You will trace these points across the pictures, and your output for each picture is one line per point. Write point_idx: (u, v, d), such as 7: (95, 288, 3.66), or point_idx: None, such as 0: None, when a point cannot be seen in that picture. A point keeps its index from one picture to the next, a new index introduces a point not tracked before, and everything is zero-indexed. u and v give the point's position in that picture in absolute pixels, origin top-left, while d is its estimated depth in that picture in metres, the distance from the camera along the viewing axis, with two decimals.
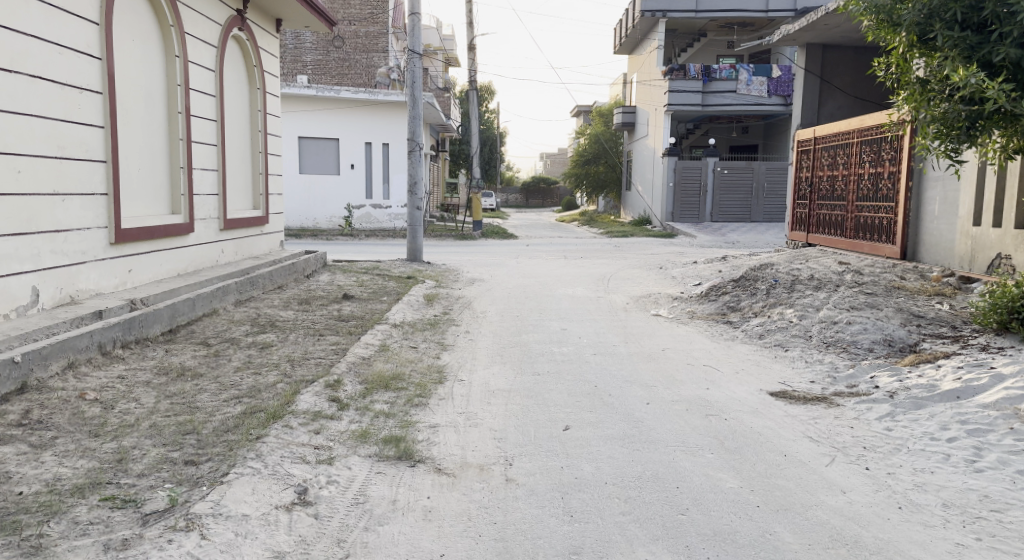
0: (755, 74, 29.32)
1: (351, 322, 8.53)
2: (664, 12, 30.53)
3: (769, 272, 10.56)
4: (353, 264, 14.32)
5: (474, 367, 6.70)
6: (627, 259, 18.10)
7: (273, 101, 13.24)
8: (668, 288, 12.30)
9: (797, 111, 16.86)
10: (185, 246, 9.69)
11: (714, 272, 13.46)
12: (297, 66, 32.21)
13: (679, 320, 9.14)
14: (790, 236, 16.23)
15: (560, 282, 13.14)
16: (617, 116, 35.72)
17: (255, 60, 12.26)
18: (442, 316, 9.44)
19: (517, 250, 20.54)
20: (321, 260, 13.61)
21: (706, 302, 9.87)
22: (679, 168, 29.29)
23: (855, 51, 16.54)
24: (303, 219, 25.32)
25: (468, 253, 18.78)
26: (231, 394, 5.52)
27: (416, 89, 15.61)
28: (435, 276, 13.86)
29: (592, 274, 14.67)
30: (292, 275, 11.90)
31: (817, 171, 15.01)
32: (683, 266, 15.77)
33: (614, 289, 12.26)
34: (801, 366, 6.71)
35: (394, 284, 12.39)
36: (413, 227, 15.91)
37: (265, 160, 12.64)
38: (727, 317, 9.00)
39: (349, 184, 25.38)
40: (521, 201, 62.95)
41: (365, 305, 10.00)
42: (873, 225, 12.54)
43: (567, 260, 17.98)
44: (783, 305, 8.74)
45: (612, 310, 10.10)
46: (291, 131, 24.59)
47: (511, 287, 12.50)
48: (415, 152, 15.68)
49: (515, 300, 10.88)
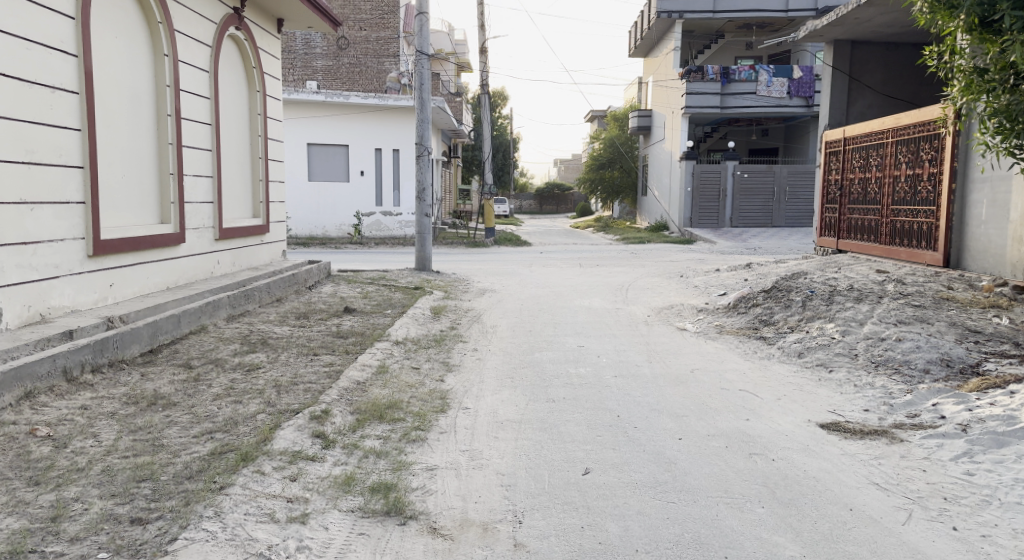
0: (775, 75, 28.56)
1: (349, 340, 7.86)
2: (680, 13, 29.77)
3: (803, 282, 9.82)
4: (358, 274, 13.68)
5: (481, 392, 6.01)
6: (645, 266, 17.36)
7: (273, 104, 12.61)
8: (691, 299, 11.55)
9: (824, 110, 16.09)
10: (175, 258, 9.06)
11: (740, 282, 12.69)
12: (308, 72, 31.78)
13: (707, 336, 8.39)
14: (818, 242, 15.46)
15: (575, 292, 12.44)
16: (632, 120, 35.01)
17: (254, 61, 11.63)
18: (449, 331, 8.75)
19: (530, 258, 19.84)
20: (324, 270, 12.97)
21: (735, 315, 9.13)
22: (697, 171, 28.44)
23: (886, 47, 15.75)
24: (312, 227, 24.74)
25: (480, 261, 18.13)
26: (204, 428, 4.84)
27: (424, 92, 14.97)
28: (444, 287, 13.19)
29: (610, 283, 13.94)
30: (292, 286, 11.27)
31: (848, 174, 14.25)
32: (705, 275, 15.01)
33: (633, 299, 11.54)
34: (850, 392, 5.98)
35: (401, 296, 11.72)
36: (422, 235, 15.26)
37: (264, 166, 12.01)
38: (759, 332, 8.26)
39: (358, 191, 24.75)
40: (534, 207, 62.33)
41: (367, 319, 9.35)
42: (911, 230, 11.78)
43: (583, 268, 17.25)
44: (822, 320, 8.01)
45: (634, 324, 9.38)
46: (298, 138, 24.04)
47: (523, 298, 11.81)
48: (424, 156, 15.03)
49: (527, 313, 10.18)
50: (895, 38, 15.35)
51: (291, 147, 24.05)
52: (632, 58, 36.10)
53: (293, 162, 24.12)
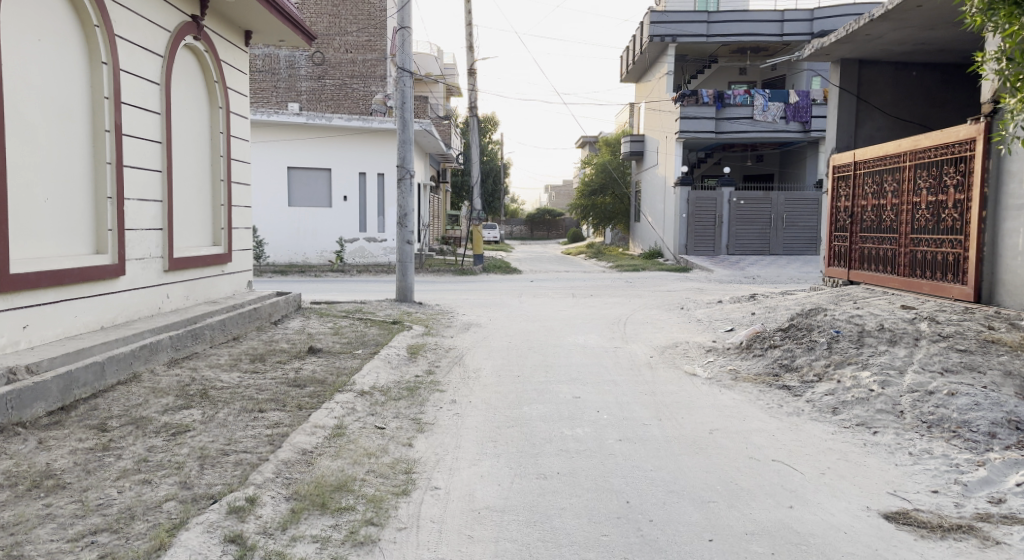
0: (771, 99, 27.78)
1: (306, 389, 6.73)
2: (674, 36, 28.99)
3: (825, 319, 8.77)
4: (332, 307, 12.56)
5: (457, 462, 4.91)
6: (641, 297, 16.31)
7: (239, 122, 11.54)
8: (697, 335, 10.49)
9: (830, 133, 15.11)
10: (114, 293, 7.95)
11: (747, 317, 11.65)
12: (292, 94, 30.71)
13: (721, 383, 7.32)
14: (827, 272, 14.45)
15: (569, 327, 11.37)
16: (625, 145, 34.12)
17: (216, 75, 10.59)
18: (425, 377, 7.60)
19: (521, 287, 18.79)
20: (294, 302, 11.85)
21: (750, 358, 8.06)
22: (693, 197, 27.48)
23: (896, 67, 14.83)
24: (292, 254, 23.50)
25: (467, 291, 17.05)
26: (88, 526, 3.72)
27: (407, 112, 13.95)
28: (425, 321, 12.04)
29: (607, 316, 12.90)
30: (254, 321, 10.15)
31: (858, 200, 13.30)
32: (707, 307, 13.95)
33: (633, 335, 10.50)
34: (906, 463, 4.93)
35: (375, 332, 10.60)
36: (403, 263, 14.17)
37: (226, 189, 10.90)
38: (781, 380, 7.20)
39: (342, 216, 23.68)
40: (525, 233, 61.45)
41: (331, 362, 8.20)
42: (935, 261, 10.80)
43: (576, 298, 16.17)
44: (855, 367, 6.97)
45: (637, 366, 8.31)
46: (279, 161, 23.01)
47: (512, 333, 10.68)
48: (405, 179, 13.98)
49: (516, 353, 9.06)
50: (905, 57, 14.39)
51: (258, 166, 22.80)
52: (624, 83, 35.30)
53: (263, 184, 22.86)
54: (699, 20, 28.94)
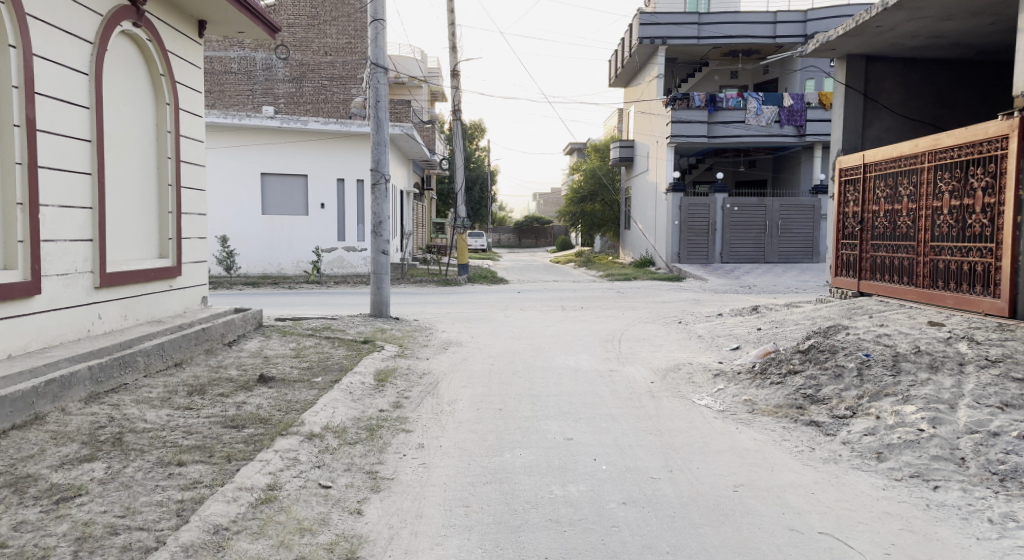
0: (765, 103, 26.87)
1: (243, 434, 5.63)
2: (664, 39, 28.02)
3: (848, 339, 7.73)
4: (298, 324, 11.44)
5: (418, 544, 3.83)
6: (635, 309, 15.27)
7: (191, 121, 10.42)
8: (700, 355, 9.44)
9: (835, 134, 13.93)
10: (27, 314, 6.83)
11: (752, 334, 10.63)
12: (268, 98, 29.54)
13: (737, 418, 6.26)
14: (834, 283, 13.44)
15: (559, 345, 10.31)
16: (614, 151, 33.11)
17: (162, 68, 9.49)
18: (390, 412, 6.49)
19: (507, 299, 17.70)
20: (254, 319, 10.72)
21: (766, 385, 7.00)
22: (685, 204, 26.45)
23: (904, 64, 13.67)
24: (265, 265, 22.33)
25: (449, 304, 15.95)
26: None
27: (381, 111, 12.85)
28: (400, 339, 10.92)
29: (599, 332, 11.86)
30: (203, 343, 9.03)
31: (868, 206, 12.33)
32: (707, 321, 12.91)
33: (630, 355, 9.45)
34: (990, 538, 3.88)
35: (343, 353, 9.48)
36: (378, 275, 13.03)
37: (176, 195, 9.81)
38: (807, 415, 6.16)
39: (318, 225, 22.50)
40: (513, 241, 60.43)
41: (283, 394, 7.08)
42: (960, 272, 9.81)
43: (565, 311, 15.12)
44: (894, 400, 5.94)
45: (637, 395, 7.24)
46: (252, 167, 21.87)
47: (495, 354, 9.61)
48: (379, 185, 12.88)
49: (498, 379, 8.00)
50: (915, 52, 13.39)
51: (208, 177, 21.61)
52: (613, 87, 34.28)
53: (220, 195, 21.73)
54: (690, 21, 27.99)
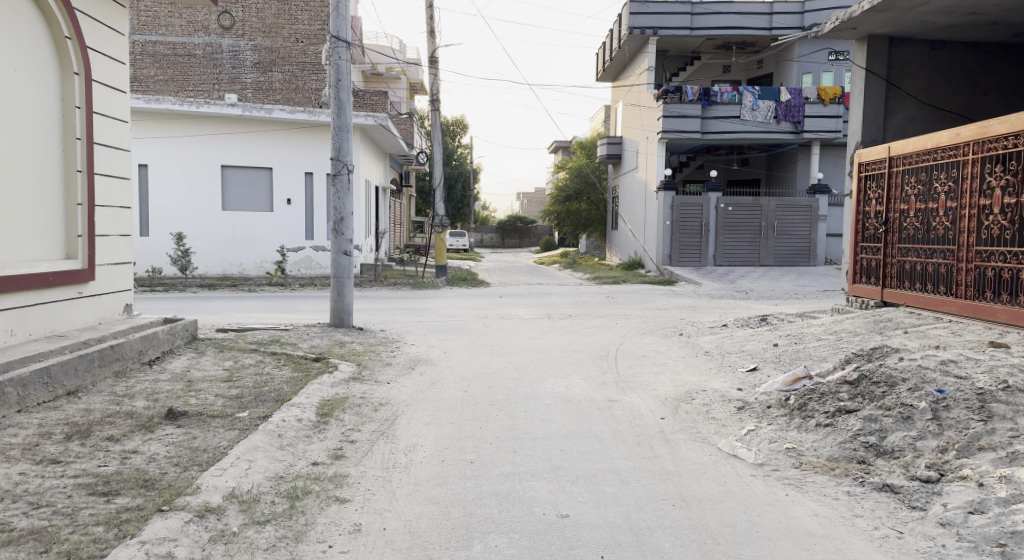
0: (761, 97, 25.47)
1: (108, 510, 4.06)
2: (654, 29, 26.53)
3: (903, 364, 6.22)
4: (242, 338, 9.84)
5: None
6: (629, 317, 13.76)
7: (110, 97, 8.84)
8: (713, 379, 7.94)
9: (853, 124, 12.45)
10: None
11: (769, 352, 9.16)
12: (235, 87, 27.87)
13: (783, 477, 4.76)
14: (852, 291, 12.00)
15: (544, 364, 8.80)
16: (602, 147, 31.63)
17: (67, 29, 7.96)
18: (325, 467, 4.94)
19: (488, 304, 16.17)
20: (186, 333, 9.13)
21: (811, 429, 5.49)
22: (677, 203, 24.99)
23: (931, 47, 12.23)
24: (226, 265, 20.65)
25: (422, 311, 14.35)
26: None
27: (341, 91, 11.25)
28: (359, 355, 9.37)
29: (590, 346, 10.36)
30: (114, 363, 7.42)
31: (895, 204, 10.90)
32: (711, 332, 11.44)
33: (631, 379, 7.93)
34: None
35: (287, 375, 7.92)
36: (340, 280, 11.42)
37: (87, 183, 8.27)
38: (877, 474, 4.67)
39: (285, 223, 20.83)
40: (495, 241, 58.77)
41: (192, 437, 5.51)
42: (1015, 281, 8.41)
43: (551, 319, 13.60)
44: (995, 458, 4.47)
45: (645, 437, 5.72)
46: (212, 159, 20.23)
47: (469, 376, 8.08)
48: (340, 175, 11.27)
49: (471, 412, 6.47)
50: (944, 33, 11.93)
51: (155, 168, 19.94)
52: (600, 81, 32.81)
53: (174, 187, 20.09)
54: (682, 11, 26.53)
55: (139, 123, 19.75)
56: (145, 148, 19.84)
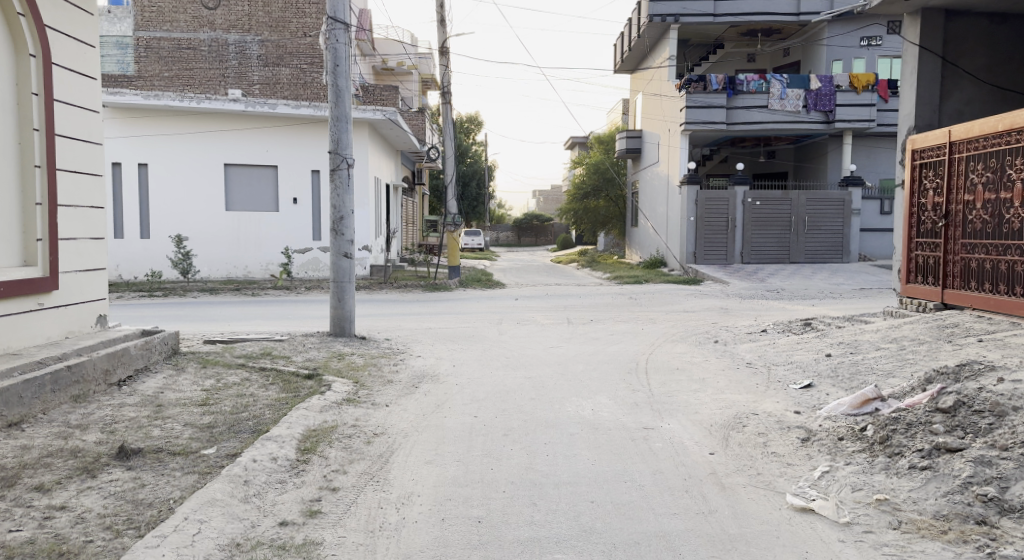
0: (789, 86, 24.26)
1: None
2: (676, 16, 25.25)
3: (1007, 386, 5.11)
4: (231, 350, 8.88)
5: None
6: (656, 322, 12.68)
7: (77, 84, 7.86)
8: (763, 399, 6.87)
9: (904, 107, 11.30)
10: None
11: (822, 366, 8.07)
12: (241, 84, 27.01)
13: (882, 546, 3.71)
14: (905, 291, 10.87)
15: (565, 380, 7.77)
16: (621, 142, 30.47)
17: (20, 5, 6.98)
18: (298, 533, 3.94)
19: (502, 307, 15.16)
20: (165, 348, 8.17)
21: (904, 473, 4.42)
22: (701, 198, 23.83)
23: (991, 20, 11.07)
24: (230, 267, 19.77)
25: (432, 316, 13.37)
26: None
27: (338, 77, 10.26)
28: (359, 369, 8.39)
29: (616, 356, 9.32)
30: (74, 385, 6.45)
31: (958, 194, 9.76)
32: (750, 339, 10.34)
33: (668, 400, 6.85)
34: None
35: (273, 397, 6.93)
36: (341, 285, 10.43)
37: (48, 180, 7.31)
38: (1007, 544, 3.62)
39: (291, 223, 19.88)
40: (511, 239, 57.78)
41: (140, 485, 4.52)
42: None
43: (572, 325, 12.56)
44: None
45: (693, 481, 4.66)
46: (215, 157, 19.33)
47: (481, 396, 7.05)
48: (340, 170, 10.30)
49: (483, 445, 5.45)
50: (1007, 5, 10.75)
51: (155, 167, 19.07)
52: (618, 73, 31.68)
53: (175, 187, 19.23)
54: None
55: (138, 120, 18.86)
56: (145, 147, 18.98)
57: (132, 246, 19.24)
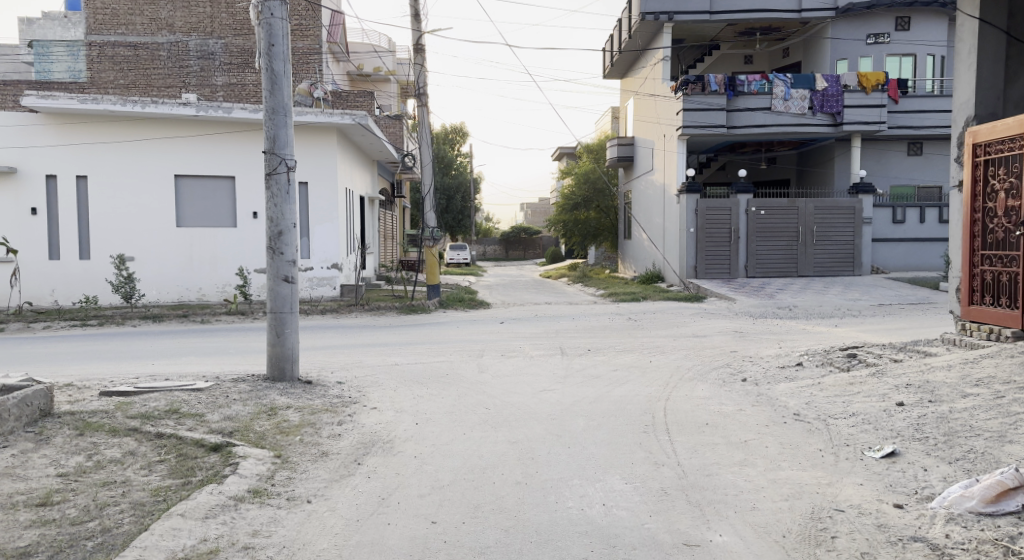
0: (794, 86, 22.43)
1: None
2: (670, 14, 23.29)
3: None
4: (128, 407, 6.82)
5: None
6: (665, 352, 10.67)
7: None
8: (840, 481, 4.91)
9: (959, 95, 9.42)
10: None
11: (900, 422, 6.13)
12: (204, 89, 25.03)
13: None
14: (969, 314, 8.96)
15: (561, 448, 5.75)
16: (613, 149, 28.60)
17: None
18: None
19: (485, 334, 13.12)
20: (25, 412, 6.08)
21: None
22: (702, 207, 21.94)
23: None
24: (180, 290, 17.66)
25: (400, 347, 11.33)
26: None
27: (274, 60, 8.28)
28: (290, 433, 6.37)
29: (625, 404, 7.33)
30: None
31: None
32: (787, 377, 8.38)
33: (707, 483, 4.87)
34: None
35: (153, 488, 4.88)
36: (280, 319, 8.39)
37: None
38: None
39: (249, 239, 17.83)
40: (499, 254, 55.63)
41: None
42: None
43: (567, 356, 10.55)
44: None
45: None
46: (164, 168, 17.28)
47: (449, 479, 5.05)
48: (277, 174, 8.33)
49: None
50: None
51: (96, 179, 17.04)
52: (607, 78, 29.86)
53: (118, 202, 17.16)
54: None
55: (77, 128, 16.89)
56: (84, 156, 16.96)
57: (69, 269, 17.16)
